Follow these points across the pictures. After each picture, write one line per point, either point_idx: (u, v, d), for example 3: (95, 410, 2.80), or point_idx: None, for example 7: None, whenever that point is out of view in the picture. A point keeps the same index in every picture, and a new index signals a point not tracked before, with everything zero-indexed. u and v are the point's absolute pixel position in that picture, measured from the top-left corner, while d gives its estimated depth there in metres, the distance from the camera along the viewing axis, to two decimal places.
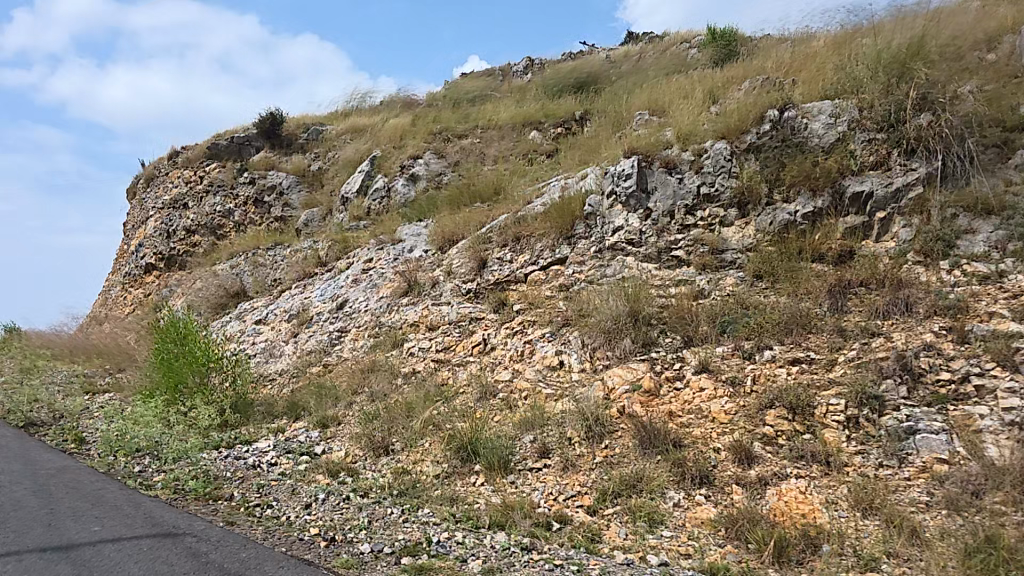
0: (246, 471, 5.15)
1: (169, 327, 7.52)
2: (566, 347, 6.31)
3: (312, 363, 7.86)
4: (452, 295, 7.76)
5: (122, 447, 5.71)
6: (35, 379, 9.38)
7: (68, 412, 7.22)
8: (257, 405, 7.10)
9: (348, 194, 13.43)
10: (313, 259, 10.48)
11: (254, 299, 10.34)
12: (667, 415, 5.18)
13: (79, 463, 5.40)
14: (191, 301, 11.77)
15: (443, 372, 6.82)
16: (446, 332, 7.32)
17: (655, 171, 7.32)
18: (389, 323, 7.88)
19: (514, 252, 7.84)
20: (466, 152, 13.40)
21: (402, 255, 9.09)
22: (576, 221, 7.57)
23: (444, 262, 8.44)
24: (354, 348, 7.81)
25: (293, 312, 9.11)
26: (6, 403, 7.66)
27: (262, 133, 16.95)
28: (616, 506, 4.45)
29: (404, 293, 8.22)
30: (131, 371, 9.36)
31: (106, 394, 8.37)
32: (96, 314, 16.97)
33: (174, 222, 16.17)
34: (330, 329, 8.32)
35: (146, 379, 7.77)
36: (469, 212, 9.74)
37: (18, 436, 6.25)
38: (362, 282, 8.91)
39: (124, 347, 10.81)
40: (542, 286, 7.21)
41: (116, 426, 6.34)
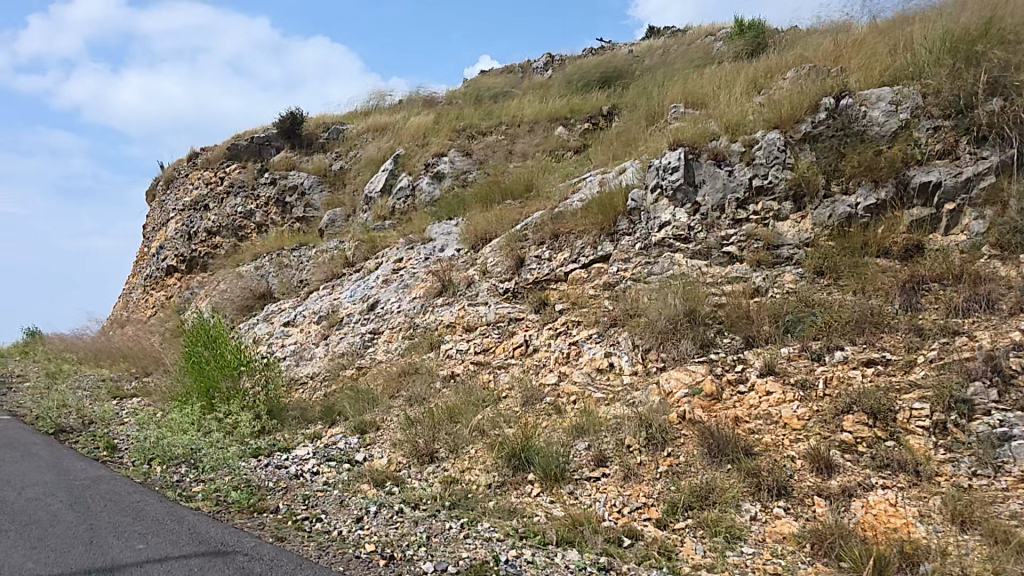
0: (289, 479, 4.91)
1: (200, 330, 7.32)
2: (615, 348, 6.01)
3: (345, 366, 7.65)
4: (489, 295, 7.50)
5: (157, 454, 5.50)
6: (63, 383, 9.25)
7: (98, 418, 7.04)
8: (291, 410, 6.87)
9: (371, 194, 13.31)
10: (340, 260, 10.30)
11: (281, 301, 10.17)
12: (733, 420, 4.84)
13: (114, 472, 5.12)
14: (215, 303, 11.63)
15: (484, 375, 6.55)
16: (484, 333, 7.06)
17: (703, 163, 7.00)
18: (424, 324, 7.64)
19: (553, 250, 7.57)
20: (490, 151, 13.24)
21: (434, 254, 8.88)
22: (618, 217, 7.28)
23: (479, 260, 8.19)
24: (389, 350, 7.61)
25: (323, 314, 8.92)
26: (35, 409, 7.51)
27: (282, 133, 16.84)
28: (687, 519, 4.11)
29: (438, 293, 7.98)
30: (159, 374, 9.20)
31: (134, 398, 8.21)
32: (117, 317, 16.95)
33: (195, 223, 16.10)
34: (363, 331, 8.13)
35: (176, 383, 7.58)
36: (500, 209, 9.49)
37: (47, 443, 6.04)
38: (393, 282, 8.72)
39: (150, 350, 10.68)
40: (585, 284, 6.92)
41: (150, 432, 6.15)
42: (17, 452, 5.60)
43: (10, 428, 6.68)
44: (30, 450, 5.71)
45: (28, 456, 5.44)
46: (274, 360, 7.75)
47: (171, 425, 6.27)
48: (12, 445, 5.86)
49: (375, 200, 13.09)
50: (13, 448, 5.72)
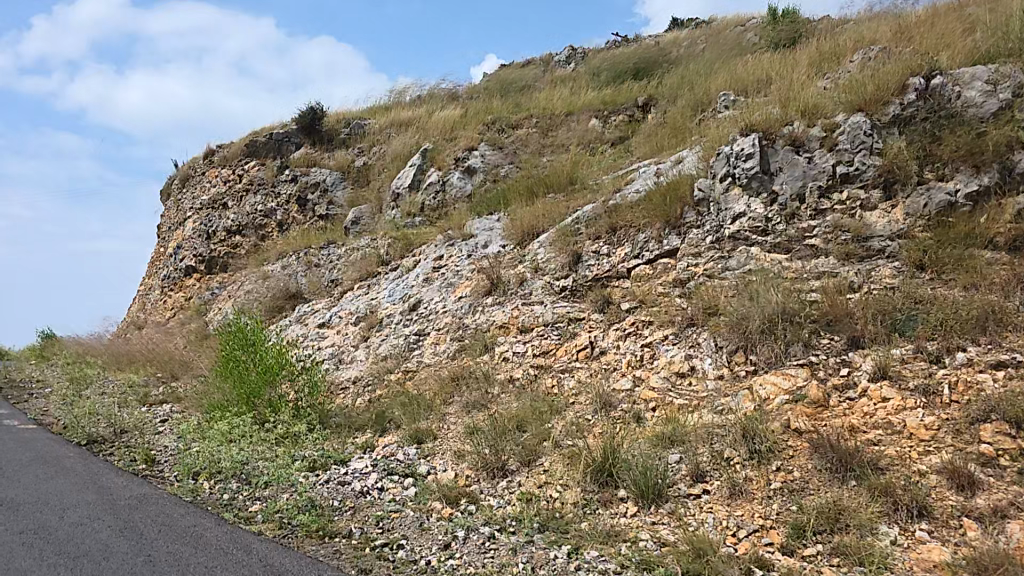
0: (355, 497, 4.46)
1: (237, 331, 6.87)
2: (696, 350, 5.51)
3: (390, 370, 7.27)
4: (544, 293, 7.02)
5: (206, 467, 5.07)
6: (88, 389, 8.85)
7: (131, 426, 6.61)
8: (337, 417, 6.43)
9: (398, 190, 12.95)
10: (374, 258, 9.87)
11: (313, 301, 9.73)
12: (848, 429, 4.30)
13: (159, 489, 4.68)
14: (240, 304, 11.21)
15: (546, 380, 6.07)
16: (542, 335, 6.58)
17: (780, 149, 6.53)
18: (474, 325, 7.18)
19: (611, 245, 7.10)
20: (522, 143, 13.08)
21: (477, 251, 8.45)
22: (684, 209, 6.81)
23: (530, 257, 7.73)
24: (437, 353, 7.18)
25: (361, 315, 8.53)
26: (63, 417, 7.09)
27: (302, 129, 16.42)
28: (819, 545, 3.60)
29: (487, 292, 7.52)
30: (189, 379, 8.80)
31: (166, 405, 7.80)
32: (134, 319, 16.60)
33: (214, 223, 15.72)
34: (407, 333, 7.75)
35: (212, 389, 7.15)
36: (544, 202, 9.04)
37: (81, 455, 5.59)
38: (436, 281, 8.32)
39: (175, 353, 10.29)
40: (651, 281, 6.44)
41: (195, 445, 5.74)
42: (50, 466, 5.13)
43: (38, 439, 6.22)
44: (63, 464, 5.24)
45: (62, 471, 4.97)
46: (315, 363, 7.32)
47: (215, 434, 5.84)
48: (43, 458, 5.40)
49: (404, 195, 12.76)
50: (43, 462, 5.26)
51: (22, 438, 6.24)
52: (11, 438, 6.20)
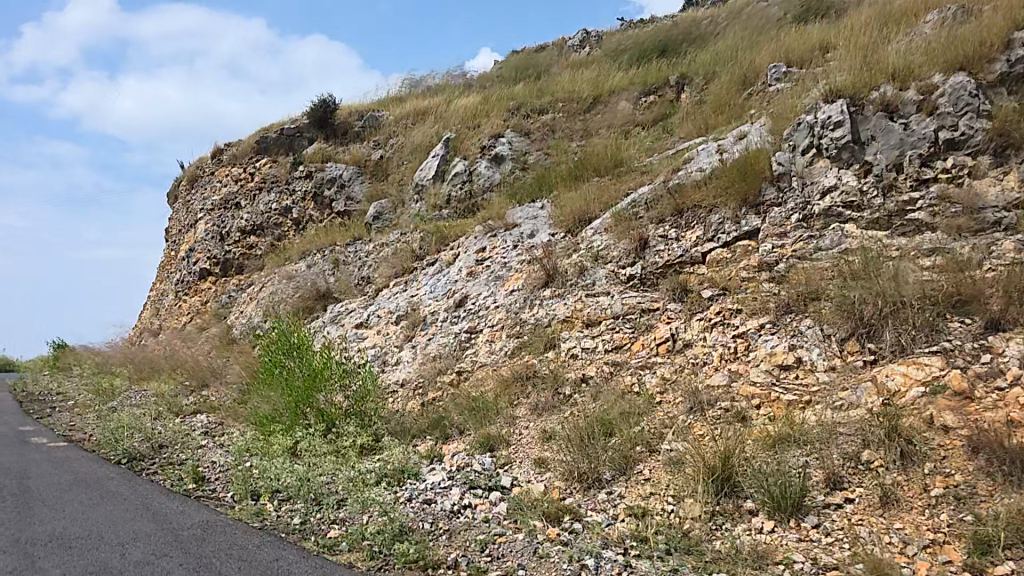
0: (447, 517, 3.93)
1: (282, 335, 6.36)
2: (800, 339, 4.95)
3: (443, 371, 6.77)
4: (610, 283, 6.46)
5: (269, 486, 4.57)
6: (113, 400, 8.33)
7: (168, 440, 6.08)
8: (393, 425, 5.92)
9: (421, 182, 12.54)
10: (408, 254, 9.36)
11: (346, 301, 9.22)
12: (1007, 424, 3.69)
13: (222, 513, 4.16)
14: (265, 306, 10.68)
15: (624, 377, 5.52)
16: (613, 328, 6.01)
17: (871, 116, 6.03)
18: (533, 320, 6.60)
19: (679, 228, 6.55)
20: (550, 130, 12.62)
21: (524, 240, 7.91)
22: (761, 186, 6.28)
23: (586, 245, 7.17)
24: (492, 351, 6.63)
25: (401, 313, 8.05)
26: (93, 433, 6.57)
27: (314, 123, 15.82)
28: (1012, 563, 3.04)
29: (543, 284, 6.94)
30: (221, 387, 8.31)
31: (200, 415, 7.28)
32: (148, 326, 16.09)
33: (227, 223, 15.18)
34: (457, 331, 7.23)
35: (254, 396, 6.65)
36: (590, 187, 8.52)
37: (123, 475, 5.03)
38: (482, 274, 7.79)
39: (200, 360, 9.77)
40: (732, 266, 5.89)
41: (249, 462, 5.22)
42: (92, 489, 4.59)
43: (70, 457, 5.67)
44: (106, 486, 4.69)
45: (108, 496, 4.42)
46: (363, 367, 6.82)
47: (268, 449, 5.32)
48: (81, 479, 4.84)
49: (426, 187, 12.33)
50: (83, 485, 4.70)
51: (53, 457, 5.67)
52: (42, 457, 5.64)
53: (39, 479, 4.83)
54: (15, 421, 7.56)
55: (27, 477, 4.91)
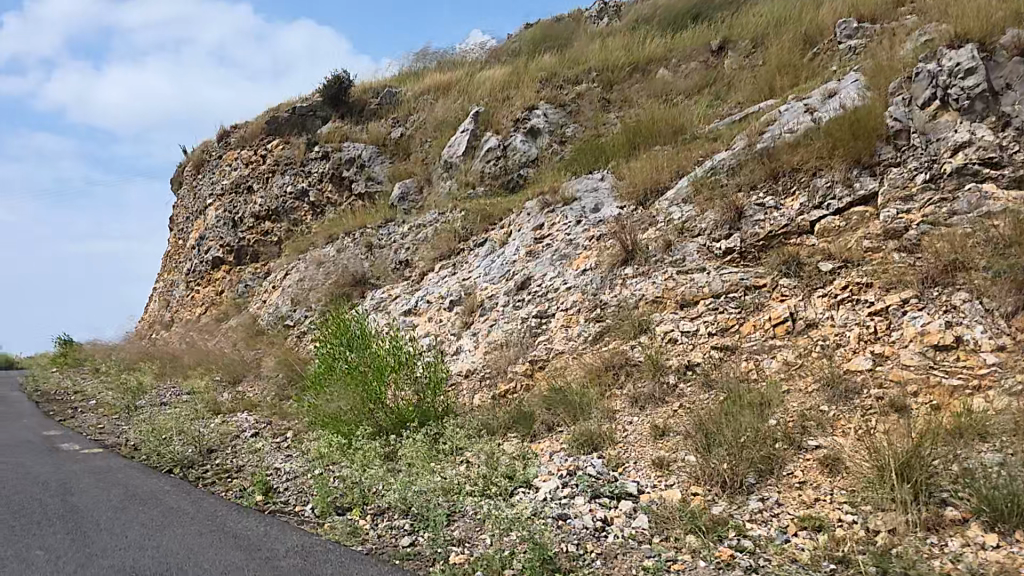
0: (593, 538, 3.27)
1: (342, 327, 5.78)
2: (956, 316, 4.28)
3: (513, 361, 6.11)
4: (703, 259, 5.81)
5: (365, 497, 4.00)
6: (143, 398, 7.67)
7: (217, 443, 5.47)
8: (471, 422, 5.34)
9: (451, 158, 11.94)
10: (451, 234, 8.68)
11: (387, 286, 8.58)
12: None
13: (316, 536, 3.48)
14: (291, 294, 9.99)
15: (738, 363, 4.87)
16: (716, 309, 5.35)
17: (1007, 61, 5.30)
18: (616, 302, 5.91)
19: (776, 196, 5.97)
20: (583, 100, 12.20)
21: (589, 215, 7.25)
22: (875, 144, 5.69)
23: (666, 218, 6.55)
24: (569, 337, 5.95)
25: (455, 298, 7.36)
26: (130, 436, 5.95)
27: (327, 101, 15.02)
28: None
29: (622, 262, 6.27)
30: (260, 383, 7.74)
31: (241, 413, 6.66)
32: (159, 318, 15.38)
33: (240, 208, 14.44)
34: (524, 316, 6.53)
35: (309, 393, 6.00)
36: (652, 156, 7.92)
37: (177, 487, 4.34)
38: (543, 254, 7.11)
39: (228, 354, 9.11)
40: (850, 236, 5.25)
41: (325, 470, 4.60)
42: (150, 507, 3.89)
43: (109, 466, 4.96)
44: (167, 502, 4.00)
45: (173, 515, 3.73)
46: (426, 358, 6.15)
47: (346, 455, 4.73)
48: (132, 494, 4.14)
49: (457, 163, 11.75)
50: (135, 501, 4.00)
51: (89, 466, 4.97)
52: (77, 466, 4.94)
53: (83, 494, 4.14)
54: (37, 424, 6.85)
55: (68, 491, 4.21)
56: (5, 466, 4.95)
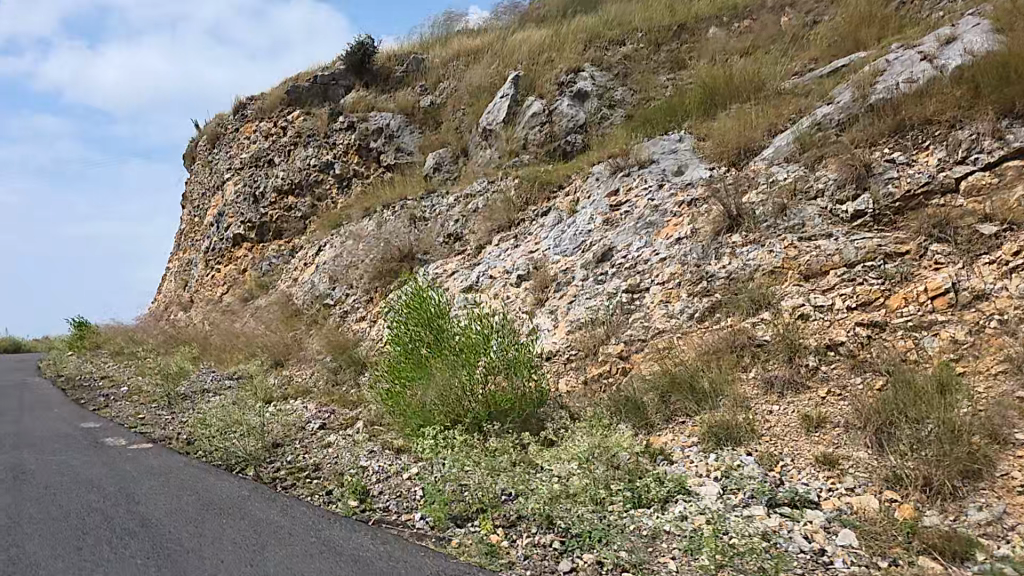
0: (820, 566, 2.63)
1: (417, 306, 5.47)
2: None
3: (604, 342, 5.42)
4: (826, 224, 5.13)
5: (486, 504, 3.44)
6: (183, 383, 7.11)
7: (286, 435, 4.91)
8: (572, 416, 4.80)
9: (489, 124, 11.09)
10: (506, 204, 7.96)
11: (438, 261, 7.91)
12: None
13: (450, 560, 2.88)
14: (329, 272, 9.35)
15: (894, 341, 4.21)
16: (853, 280, 4.66)
17: None
18: (724, 274, 5.20)
19: (908, 150, 5.27)
20: (631, 63, 11.33)
21: (672, 179, 6.53)
22: None
23: (769, 181, 5.85)
24: (670, 314, 5.26)
25: (523, 272, 6.62)
26: (184, 427, 5.40)
27: (350, 69, 14.15)
28: None
29: (727, 230, 5.55)
30: (310, 367, 7.19)
31: (297, 399, 6.09)
32: (177, 299, 14.77)
33: (261, 183, 13.70)
34: (610, 291, 5.78)
35: (382, 378, 5.34)
36: (734, 117, 7.19)
37: (258, 493, 3.74)
38: (623, 222, 6.37)
39: (267, 336, 8.51)
40: (1009, 193, 4.51)
41: (423, 471, 4.00)
42: (236, 519, 3.29)
43: (167, 465, 4.36)
44: (253, 512, 3.39)
45: (268, 531, 3.12)
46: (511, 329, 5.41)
47: (444, 449, 4.11)
48: (208, 502, 3.53)
49: (496, 130, 10.92)
50: (215, 510, 3.39)
51: (144, 465, 4.37)
52: (131, 466, 4.33)
53: (150, 502, 3.53)
54: (73, 414, 6.26)
55: (130, 499, 3.60)
56: (48, 466, 4.34)
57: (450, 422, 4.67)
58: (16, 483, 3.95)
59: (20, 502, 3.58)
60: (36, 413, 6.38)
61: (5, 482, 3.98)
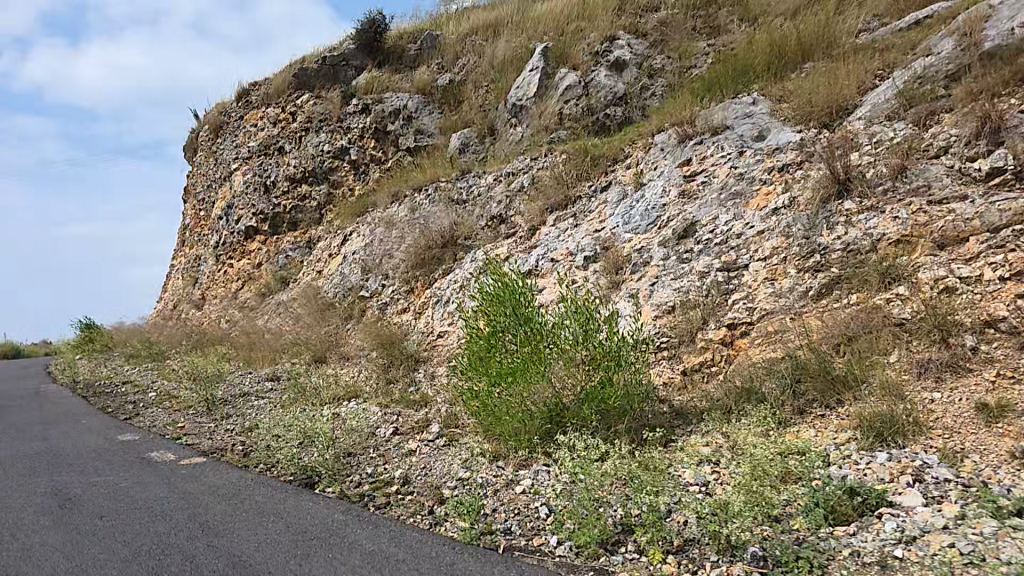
0: None
1: (503, 290, 4.67)
2: None
3: (702, 326, 4.81)
4: (957, 185, 4.51)
5: (636, 524, 2.87)
6: (218, 388, 6.50)
7: (354, 444, 4.31)
8: (685, 414, 4.20)
9: (519, 100, 10.38)
10: (557, 181, 7.31)
11: (485, 246, 7.28)
12: None
13: None
14: (360, 262, 8.72)
15: None
16: (1004, 245, 3.97)
17: None
18: (839, 247, 4.60)
19: None
20: (667, 29, 10.61)
21: (754, 145, 5.90)
22: None
23: (872, 142, 5.24)
24: (779, 293, 4.64)
25: (591, 252, 5.98)
26: (233, 438, 4.81)
27: (361, 48, 13.37)
28: None
29: (834, 197, 4.94)
30: (353, 366, 6.59)
31: (350, 402, 5.49)
32: (187, 297, 14.09)
33: (272, 172, 12.97)
34: (699, 269, 5.17)
35: (461, 375, 4.74)
36: (811, 76, 6.55)
37: (354, 517, 3.18)
38: (703, 194, 5.77)
39: (299, 333, 7.90)
40: None
41: (537, 485, 3.42)
42: (346, 553, 2.72)
43: (233, 483, 3.77)
44: (363, 543, 2.83)
45: (394, 570, 2.55)
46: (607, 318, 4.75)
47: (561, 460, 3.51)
48: (300, 532, 2.97)
49: (528, 106, 10.21)
50: (315, 544, 2.83)
51: (206, 484, 3.77)
52: (191, 486, 3.73)
53: (233, 534, 2.95)
54: (102, 426, 5.64)
55: (208, 529, 3.02)
56: (94, 490, 3.73)
57: (549, 423, 4.07)
58: (63, 513, 3.34)
59: (75, 538, 2.98)
60: (61, 426, 5.76)
61: (49, 512, 3.37)
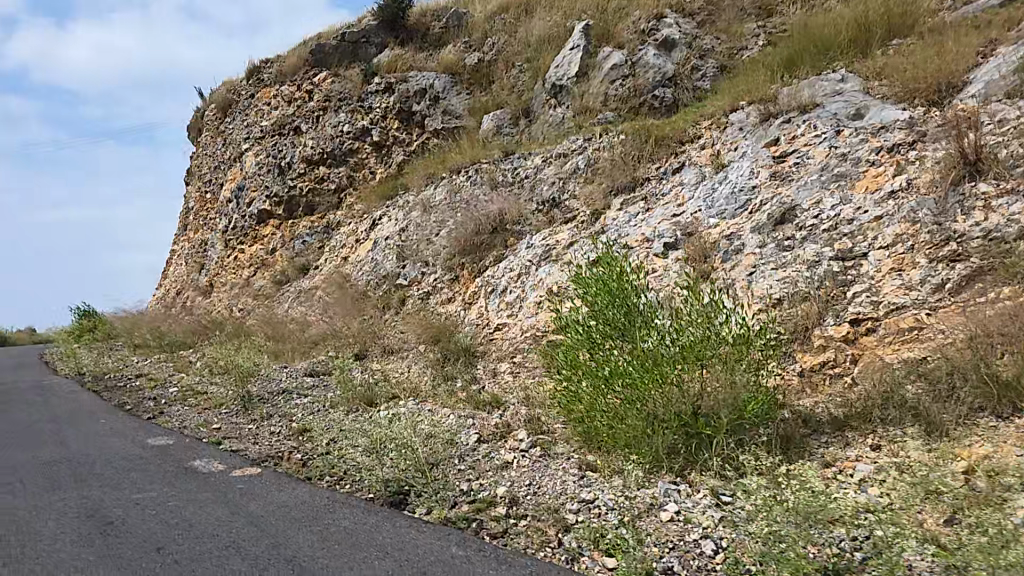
0: None
1: (606, 271, 4.04)
2: None
3: (820, 320, 4.30)
4: None
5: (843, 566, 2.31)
6: (250, 383, 5.89)
7: (433, 450, 3.75)
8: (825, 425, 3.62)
9: (559, 80, 9.80)
10: (619, 163, 6.78)
11: (540, 232, 6.73)
12: None
13: None
14: (394, 248, 8.13)
15: None
16: None
17: None
18: (977, 235, 4.09)
19: None
20: (714, 9, 10.05)
21: (852, 123, 5.41)
22: None
23: (995, 121, 4.68)
24: (908, 285, 4.13)
25: (672, 239, 5.50)
26: (284, 442, 4.22)
27: (384, 25, 12.71)
28: None
29: (963, 179, 4.41)
30: (398, 361, 6.03)
31: (406, 400, 4.90)
32: (192, 284, 13.37)
33: (286, 153, 12.27)
34: (805, 258, 4.68)
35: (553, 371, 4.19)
36: (901, 55, 6.07)
37: (476, 552, 2.61)
38: (799, 176, 5.29)
39: (331, 324, 7.30)
40: None
41: (685, 510, 2.87)
42: None
43: (306, 502, 3.15)
44: None
45: None
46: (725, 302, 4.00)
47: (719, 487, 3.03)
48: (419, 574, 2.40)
49: (568, 86, 9.64)
50: None
51: (274, 504, 3.14)
52: (256, 507, 3.11)
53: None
54: (123, 426, 5.01)
55: (302, 571, 2.43)
56: (140, 512, 3.10)
57: (681, 432, 3.39)
58: (109, 544, 2.72)
59: None
60: (77, 426, 5.12)
61: (91, 543, 2.74)
